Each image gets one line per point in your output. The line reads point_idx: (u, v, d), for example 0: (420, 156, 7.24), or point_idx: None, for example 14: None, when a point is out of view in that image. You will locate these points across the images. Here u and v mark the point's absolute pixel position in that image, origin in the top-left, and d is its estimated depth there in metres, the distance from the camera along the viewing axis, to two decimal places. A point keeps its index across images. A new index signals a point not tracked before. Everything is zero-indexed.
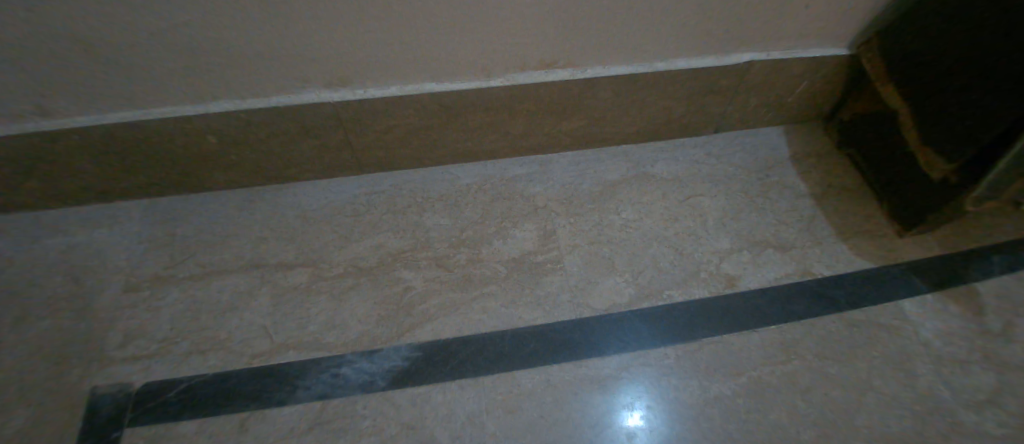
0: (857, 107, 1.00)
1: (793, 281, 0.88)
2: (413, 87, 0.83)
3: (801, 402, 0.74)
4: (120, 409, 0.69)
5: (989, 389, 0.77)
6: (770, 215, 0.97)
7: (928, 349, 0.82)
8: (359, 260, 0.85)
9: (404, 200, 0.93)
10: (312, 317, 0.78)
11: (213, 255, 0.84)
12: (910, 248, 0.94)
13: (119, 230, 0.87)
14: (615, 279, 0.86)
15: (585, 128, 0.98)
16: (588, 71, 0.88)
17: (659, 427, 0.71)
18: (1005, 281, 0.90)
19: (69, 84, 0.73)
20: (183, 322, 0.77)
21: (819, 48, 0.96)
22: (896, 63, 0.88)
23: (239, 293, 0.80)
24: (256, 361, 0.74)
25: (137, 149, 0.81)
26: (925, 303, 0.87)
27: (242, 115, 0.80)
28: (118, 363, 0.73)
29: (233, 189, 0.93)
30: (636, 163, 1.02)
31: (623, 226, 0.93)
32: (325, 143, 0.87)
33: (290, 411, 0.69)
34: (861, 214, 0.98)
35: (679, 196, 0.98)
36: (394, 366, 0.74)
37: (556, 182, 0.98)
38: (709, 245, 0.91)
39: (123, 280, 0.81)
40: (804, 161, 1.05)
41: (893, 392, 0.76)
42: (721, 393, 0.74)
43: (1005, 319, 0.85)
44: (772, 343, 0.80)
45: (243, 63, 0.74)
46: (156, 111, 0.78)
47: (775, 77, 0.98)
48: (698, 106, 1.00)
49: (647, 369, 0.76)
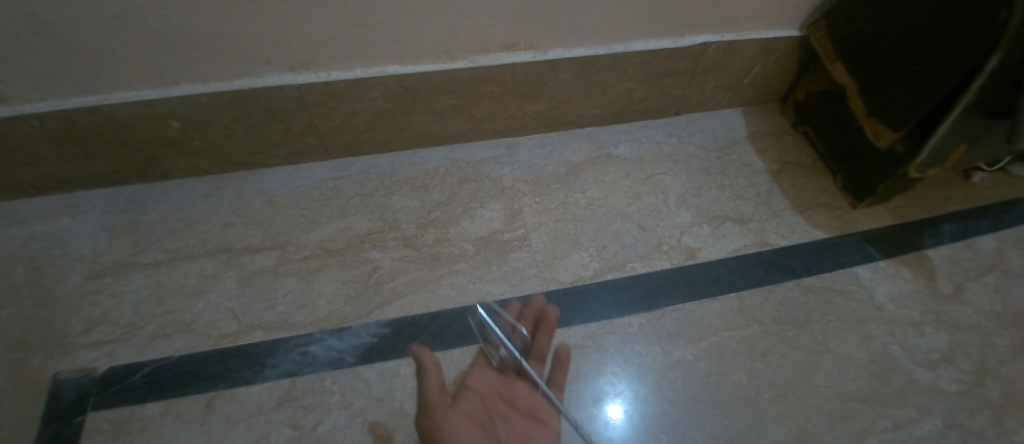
0: (809, 86, 1.04)
1: (751, 251, 0.91)
2: (377, 70, 0.85)
3: (759, 364, 0.77)
4: (84, 393, 0.69)
5: (939, 348, 0.81)
6: (729, 190, 1.00)
7: (882, 311, 0.85)
8: (327, 242, 0.86)
9: (371, 184, 0.94)
10: (280, 298, 0.79)
11: (178, 241, 0.85)
12: (863, 218, 0.98)
13: (82, 219, 0.86)
14: (580, 253, 0.88)
15: (550, 111, 1.01)
16: (548, 53, 0.91)
17: (623, 391, 0.74)
18: (954, 248, 0.94)
19: (26, 71, 0.72)
20: (147, 307, 0.77)
21: (770, 30, 1.00)
22: (843, 43, 0.91)
23: (205, 277, 0.80)
24: (223, 342, 0.74)
25: (100, 135, 0.81)
26: (878, 269, 0.91)
27: (204, 98, 0.80)
28: (82, 349, 0.72)
29: (198, 177, 0.93)
30: (599, 144, 1.06)
31: (588, 204, 0.95)
32: (291, 128, 0.89)
33: (258, 389, 0.70)
34: (816, 188, 1.02)
35: (642, 174, 1.01)
36: (362, 342, 0.75)
37: (523, 164, 1.00)
38: (670, 221, 0.94)
39: (86, 267, 0.80)
40: (761, 140, 1.09)
41: (848, 352, 0.80)
42: (684, 358, 0.77)
43: (955, 283, 0.89)
44: (732, 309, 0.83)
45: (204, 46, 0.75)
46: (116, 96, 0.78)
47: (729, 58, 1.01)
48: (658, 88, 1.03)
49: (611, 337, 0.79)
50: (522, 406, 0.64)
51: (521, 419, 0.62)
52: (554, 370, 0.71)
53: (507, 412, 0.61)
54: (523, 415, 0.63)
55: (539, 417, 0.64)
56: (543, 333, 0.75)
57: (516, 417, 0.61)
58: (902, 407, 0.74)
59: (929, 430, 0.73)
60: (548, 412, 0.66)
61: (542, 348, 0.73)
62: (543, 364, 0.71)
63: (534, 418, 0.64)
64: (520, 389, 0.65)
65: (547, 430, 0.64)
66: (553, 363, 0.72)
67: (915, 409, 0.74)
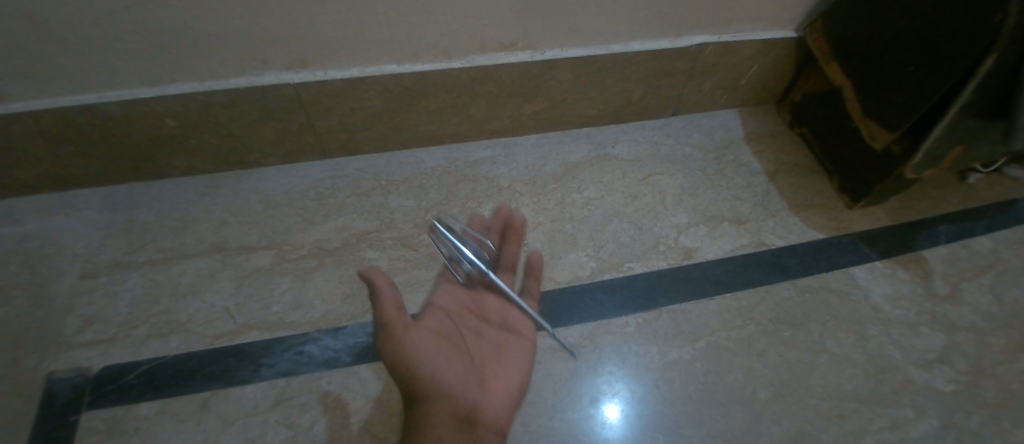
0: (806, 87, 1.04)
1: (748, 252, 0.92)
2: (374, 69, 0.85)
3: (757, 364, 0.77)
4: (78, 393, 0.68)
5: (935, 349, 0.81)
6: (726, 190, 1.00)
7: (879, 312, 0.85)
8: (323, 241, 0.86)
9: (368, 183, 0.94)
10: (276, 297, 0.79)
11: (174, 240, 0.84)
12: (859, 219, 0.98)
13: (77, 218, 0.86)
14: (577, 253, 0.88)
15: (548, 110, 1.01)
16: (546, 53, 0.91)
17: (620, 391, 0.74)
18: (950, 248, 0.94)
19: (21, 69, 0.72)
20: (142, 306, 0.77)
21: (767, 31, 1.00)
22: (839, 44, 0.92)
23: (200, 276, 0.80)
24: (219, 341, 0.74)
25: (95, 134, 0.81)
26: (875, 269, 0.91)
27: (201, 97, 0.80)
28: (76, 348, 0.72)
29: (195, 176, 0.93)
30: (597, 145, 1.06)
31: (585, 204, 0.95)
32: (288, 127, 0.88)
33: (254, 388, 0.70)
34: (813, 188, 1.02)
35: (639, 174, 1.01)
36: (359, 342, 0.75)
37: (520, 164, 1.00)
38: (667, 221, 0.94)
39: (81, 266, 0.80)
40: (758, 140, 1.10)
41: (844, 352, 0.80)
42: (681, 358, 0.77)
43: (951, 283, 0.89)
44: (729, 309, 0.83)
45: (201, 45, 0.75)
46: (111, 94, 0.78)
47: (726, 59, 1.02)
48: (655, 88, 1.03)
49: (608, 336, 0.79)
50: (492, 318, 0.69)
51: (492, 330, 0.68)
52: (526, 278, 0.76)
53: (478, 326, 0.67)
54: (493, 327, 0.68)
55: (510, 327, 0.69)
56: (512, 241, 0.77)
57: (487, 329, 0.68)
58: (899, 407, 0.75)
59: (925, 430, 0.73)
60: (519, 322, 0.70)
61: (512, 255, 0.76)
62: (513, 275, 0.76)
63: (505, 329, 0.68)
64: (491, 302, 0.71)
65: (520, 339, 0.68)
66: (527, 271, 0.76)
67: (912, 409, 0.75)
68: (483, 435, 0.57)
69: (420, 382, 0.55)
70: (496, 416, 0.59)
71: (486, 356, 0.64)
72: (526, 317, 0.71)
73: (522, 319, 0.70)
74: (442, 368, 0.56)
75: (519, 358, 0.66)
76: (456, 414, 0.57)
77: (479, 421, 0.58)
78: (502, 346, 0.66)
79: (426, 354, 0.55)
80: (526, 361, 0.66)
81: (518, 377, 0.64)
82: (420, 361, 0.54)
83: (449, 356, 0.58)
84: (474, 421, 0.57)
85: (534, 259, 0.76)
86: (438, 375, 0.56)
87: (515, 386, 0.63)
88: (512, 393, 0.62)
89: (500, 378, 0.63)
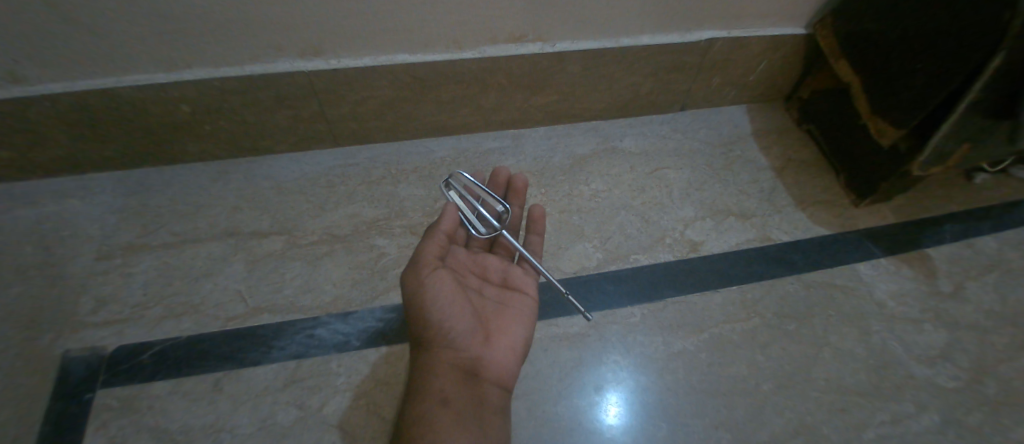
0: (815, 84, 1.04)
1: (753, 246, 0.92)
2: (386, 58, 0.85)
3: (760, 356, 0.78)
4: (92, 371, 0.70)
5: (939, 346, 0.82)
6: (732, 185, 1.01)
7: (882, 308, 0.86)
8: (334, 228, 0.87)
9: (378, 171, 0.95)
10: (287, 282, 0.80)
11: (187, 224, 0.85)
12: (865, 216, 0.99)
13: (91, 201, 0.87)
14: (584, 244, 0.89)
15: (556, 103, 1.02)
16: (557, 45, 0.91)
17: (624, 379, 0.75)
18: (955, 247, 0.95)
19: (39, 53, 0.73)
20: (155, 288, 0.78)
21: (776, 27, 1.00)
22: (848, 41, 0.92)
23: (212, 260, 0.81)
24: (231, 324, 0.75)
25: (110, 118, 0.82)
26: (879, 266, 0.91)
27: (215, 83, 0.81)
28: (90, 328, 0.73)
29: (207, 162, 0.94)
30: (605, 138, 1.06)
31: (592, 196, 0.96)
32: (300, 115, 0.89)
33: (265, 370, 0.71)
34: (819, 185, 1.03)
35: (647, 168, 1.02)
36: (368, 327, 0.76)
37: (528, 156, 1.01)
38: (674, 214, 0.95)
39: (95, 248, 0.81)
40: (765, 137, 1.10)
41: (847, 347, 0.81)
42: (685, 349, 0.78)
43: (955, 281, 0.90)
44: (733, 302, 0.84)
45: (214, 29, 0.75)
46: (127, 79, 0.79)
47: (735, 55, 1.02)
48: (664, 83, 1.04)
49: (613, 326, 0.80)
50: (494, 278, 0.71)
51: (495, 289, 0.70)
52: (530, 233, 0.78)
53: (480, 285, 0.70)
54: (495, 286, 0.70)
55: (513, 285, 0.70)
56: (514, 200, 0.80)
57: (489, 288, 0.70)
58: (900, 402, 0.75)
59: (926, 425, 0.74)
60: (522, 279, 0.70)
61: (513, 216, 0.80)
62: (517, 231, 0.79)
63: (507, 287, 0.70)
64: (492, 263, 0.72)
65: (522, 295, 0.69)
66: (532, 225, 0.78)
67: (913, 404, 0.75)
68: (484, 384, 0.61)
69: (428, 330, 0.62)
70: (498, 369, 0.62)
71: (488, 312, 0.66)
72: (528, 274, 0.71)
73: (524, 276, 0.70)
74: (446, 316, 0.61)
75: (523, 313, 0.67)
76: (459, 365, 0.61)
77: (480, 373, 0.61)
78: (506, 303, 0.68)
79: (433, 305, 0.61)
80: (531, 316, 0.67)
81: (522, 331, 0.65)
82: (428, 308, 0.61)
83: (455, 305, 0.62)
84: (475, 373, 0.61)
85: (537, 212, 0.78)
86: (442, 325, 0.61)
87: (518, 340, 0.64)
88: (516, 347, 0.64)
89: (504, 332, 0.64)
